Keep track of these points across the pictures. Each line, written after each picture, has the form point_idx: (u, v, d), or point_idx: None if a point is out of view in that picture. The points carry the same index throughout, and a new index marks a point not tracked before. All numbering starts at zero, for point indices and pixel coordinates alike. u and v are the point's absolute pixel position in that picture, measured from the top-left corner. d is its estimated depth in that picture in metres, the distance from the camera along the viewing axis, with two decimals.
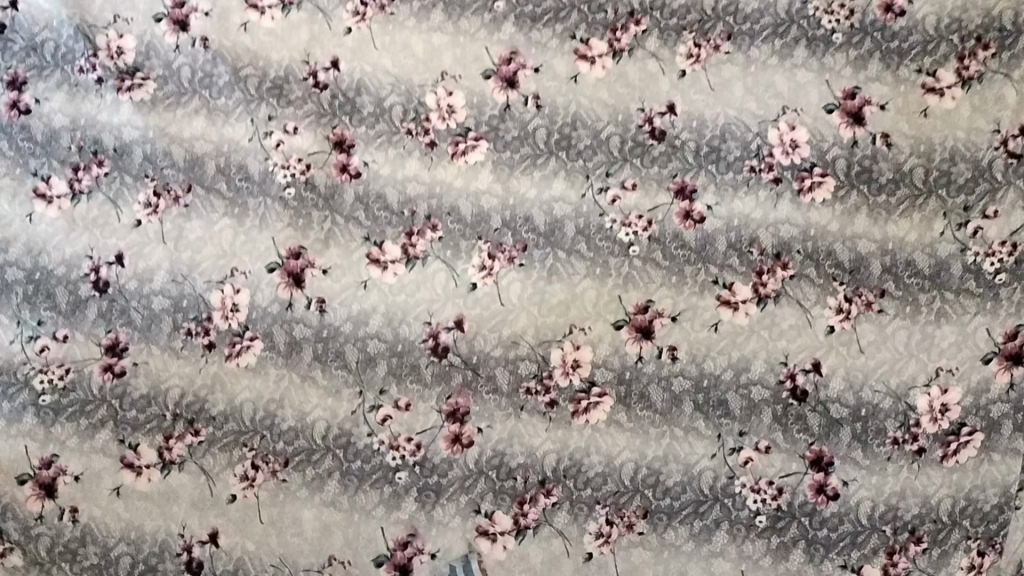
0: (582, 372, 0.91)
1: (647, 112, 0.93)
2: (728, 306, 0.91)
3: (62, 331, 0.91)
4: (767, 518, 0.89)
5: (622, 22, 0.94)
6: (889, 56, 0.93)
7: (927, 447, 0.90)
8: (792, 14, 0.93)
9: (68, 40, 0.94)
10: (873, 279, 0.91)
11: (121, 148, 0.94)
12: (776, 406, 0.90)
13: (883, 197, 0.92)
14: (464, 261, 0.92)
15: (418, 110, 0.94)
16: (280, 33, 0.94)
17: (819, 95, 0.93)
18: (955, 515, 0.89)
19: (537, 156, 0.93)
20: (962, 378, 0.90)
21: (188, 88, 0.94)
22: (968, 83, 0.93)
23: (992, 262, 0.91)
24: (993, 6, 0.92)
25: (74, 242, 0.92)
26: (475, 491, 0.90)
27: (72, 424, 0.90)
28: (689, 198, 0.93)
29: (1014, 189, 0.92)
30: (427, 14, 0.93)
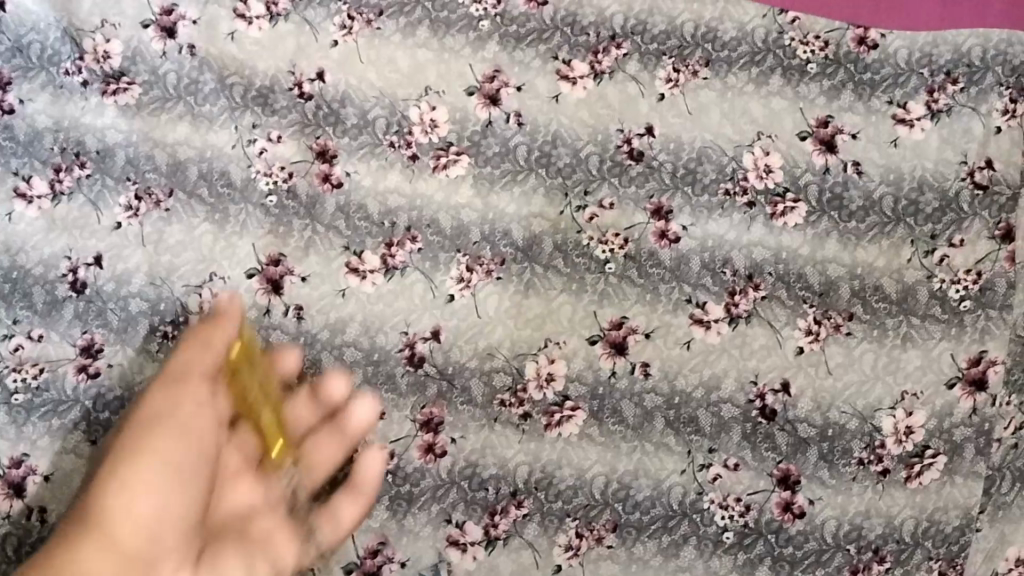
0: (556, 386, 0.92)
1: (626, 133, 0.96)
2: (701, 324, 0.93)
3: (37, 330, 0.91)
4: (734, 534, 0.90)
5: (604, 45, 0.97)
6: (861, 87, 0.97)
7: (891, 467, 0.91)
8: (769, 43, 0.97)
9: (55, 42, 0.95)
10: (842, 302, 0.94)
11: (103, 150, 0.94)
12: (745, 423, 0.91)
13: (853, 223, 0.95)
14: (442, 273, 0.93)
15: (402, 124, 0.95)
16: (267, 43, 0.96)
17: (792, 122, 0.96)
18: (918, 536, 0.91)
19: (518, 172, 0.95)
20: (926, 402, 0.92)
21: (173, 94, 0.95)
22: (937, 115, 0.97)
23: (957, 290, 0.94)
24: (961, 43, 0.98)
25: (53, 242, 0.92)
26: (447, 501, 0.90)
27: (44, 423, 0.89)
28: (665, 218, 0.95)
29: (980, 220, 0.95)
30: (413, 31, 0.97)
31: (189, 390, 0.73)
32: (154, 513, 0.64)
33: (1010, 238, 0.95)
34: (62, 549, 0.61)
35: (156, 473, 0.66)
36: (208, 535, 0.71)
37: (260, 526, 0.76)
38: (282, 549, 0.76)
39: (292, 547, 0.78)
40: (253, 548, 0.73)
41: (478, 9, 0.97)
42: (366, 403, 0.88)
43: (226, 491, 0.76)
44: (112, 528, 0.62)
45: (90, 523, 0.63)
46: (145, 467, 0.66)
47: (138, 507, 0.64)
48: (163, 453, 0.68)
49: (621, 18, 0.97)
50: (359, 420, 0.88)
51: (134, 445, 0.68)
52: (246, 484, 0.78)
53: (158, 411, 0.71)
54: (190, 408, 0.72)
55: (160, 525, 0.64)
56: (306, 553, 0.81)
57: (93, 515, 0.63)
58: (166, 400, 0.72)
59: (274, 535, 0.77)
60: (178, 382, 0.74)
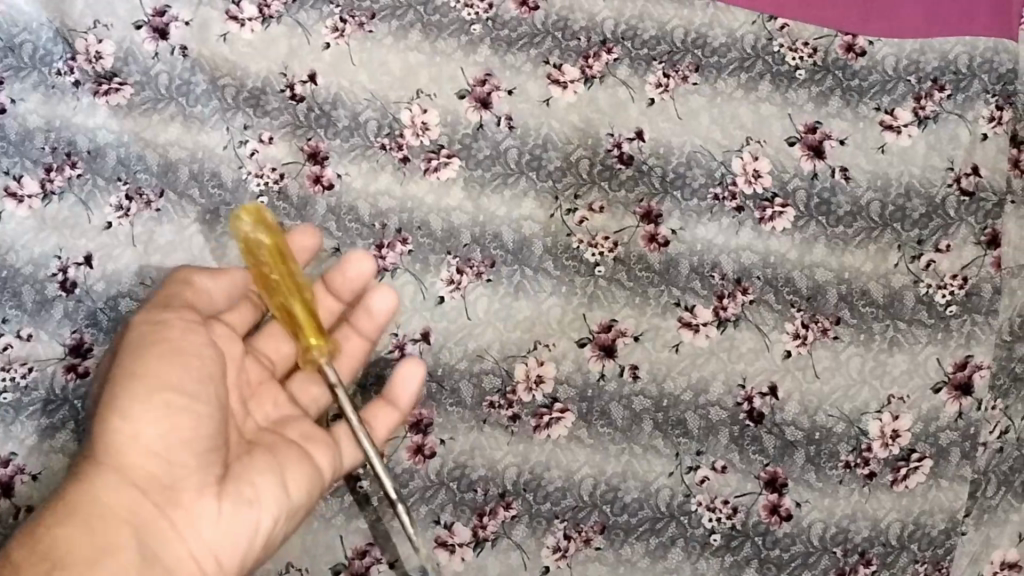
0: (545, 388, 0.92)
1: (616, 137, 0.96)
2: (689, 328, 0.93)
3: (26, 329, 0.91)
4: (721, 537, 0.90)
5: (595, 50, 0.98)
6: (848, 93, 0.98)
7: (877, 471, 0.92)
8: (758, 50, 0.98)
9: (47, 43, 0.95)
10: (829, 306, 0.94)
11: (95, 150, 0.94)
12: (733, 426, 0.92)
13: (840, 228, 0.96)
14: (433, 275, 0.94)
15: (393, 126, 0.96)
16: (259, 45, 0.96)
17: (781, 128, 0.97)
18: (904, 539, 0.91)
19: (508, 175, 0.96)
20: (912, 406, 0.93)
21: (165, 95, 0.95)
22: (924, 122, 0.98)
23: (943, 294, 0.95)
24: (948, 50, 0.99)
25: (43, 242, 0.92)
26: (435, 502, 0.89)
27: (33, 422, 0.89)
28: (654, 222, 0.95)
29: (966, 226, 0.96)
30: (406, 34, 0.97)
31: (182, 316, 0.72)
32: (162, 442, 0.67)
33: (996, 244, 0.96)
34: (79, 479, 0.66)
35: (164, 405, 0.67)
36: (238, 446, 0.74)
37: (295, 428, 0.78)
38: (315, 449, 0.77)
39: (328, 445, 0.78)
40: (284, 450, 0.75)
41: (470, 14, 0.98)
42: (382, 291, 0.84)
43: (255, 404, 0.78)
44: (124, 458, 0.67)
45: (106, 450, 0.67)
46: (142, 401, 0.67)
47: (147, 436, 0.67)
48: (170, 385, 0.68)
49: (612, 24, 0.98)
50: (380, 316, 0.84)
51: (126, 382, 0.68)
52: (275, 392, 0.80)
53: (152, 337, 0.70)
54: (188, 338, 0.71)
55: (172, 452, 0.67)
56: (348, 449, 0.80)
57: (105, 442, 0.67)
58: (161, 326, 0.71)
59: (307, 435, 0.77)
60: (172, 311, 0.73)
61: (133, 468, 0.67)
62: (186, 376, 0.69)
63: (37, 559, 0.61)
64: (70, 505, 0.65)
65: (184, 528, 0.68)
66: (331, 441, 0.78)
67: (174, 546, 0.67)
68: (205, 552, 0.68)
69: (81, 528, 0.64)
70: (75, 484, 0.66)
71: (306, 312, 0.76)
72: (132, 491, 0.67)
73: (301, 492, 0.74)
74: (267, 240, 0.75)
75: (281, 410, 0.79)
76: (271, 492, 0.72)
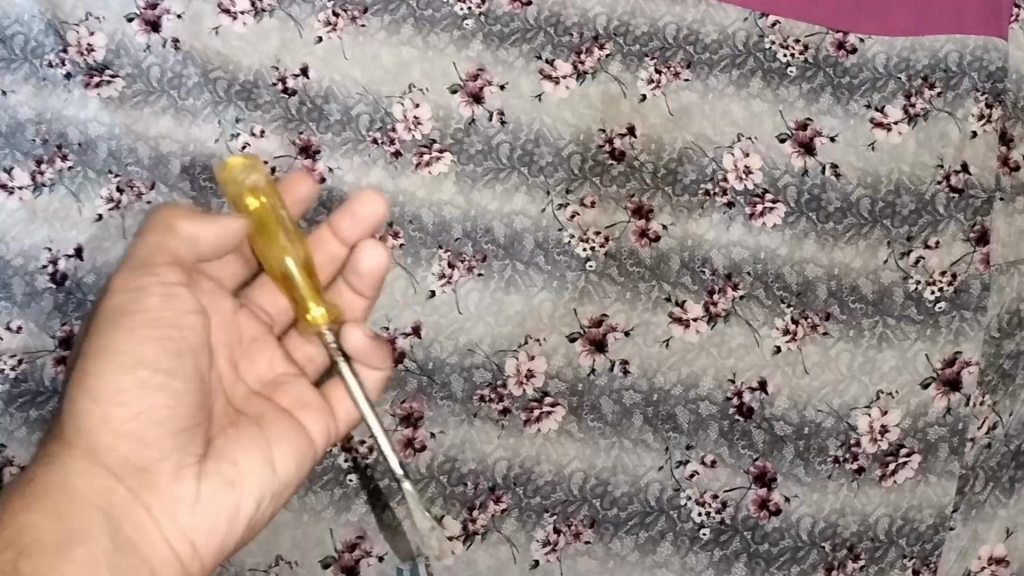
0: (536, 382, 0.92)
1: (607, 133, 0.97)
2: (680, 323, 0.93)
3: (16, 321, 0.91)
4: (710, 531, 0.91)
5: (587, 46, 0.98)
6: (839, 91, 0.99)
7: (866, 466, 0.92)
8: (749, 46, 0.99)
9: (39, 34, 0.95)
10: (819, 302, 0.95)
11: (86, 143, 0.94)
12: (723, 421, 0.92)
13: (830, 224, 0.96)
14: (424, 269, 0.94)
15: (385, 120, 0.96)
16: (251, 38, 0.96)
17: (772, 124, 0.98)
18: (892, 533, 0.92)
19: (500, 170, 0.96)
20: (901, 402, 0.93)
21: (157, 88, 0.95)
22: (915, 119, 0.98)
23: (932, 291, 0.95)
24: (939, 48, 1.00)
25: (34, 234, 0.92)
26: (425, 495, 0.90)
27: (22, 414, 0.89)
28: (645, 217, 0.95)
29: (955, 223, 0.97)
30: (398, 28, 0.97)
31: (164, 279, 0.70)
32: (134, 421, 0.67)
33: (984, 241, 0.96)
34: (51, 461, 0.67)
35: (136, 382, 0.67)
36: (224, 419, 0.74)
37: (286, 395, 0.77)
38: (305, 420, 0.76)
39: (320, 412, 0.77)
40: (271, 423, 0.74)
41: (462, 9, 0.98)
42: (370, 248, 0.80)
43: (246, 364, 0.78)
44: (97, 438, 0.67)
45: (79, 430, 0.67)
46: (114, 378, 0.67)
47: (118, 415, 0.67)
48: (145, 360, 0.68)
49: (604, 20, 0.98)
50: (371, 273, 0.80)
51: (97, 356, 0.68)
52: (269, 349, 0.79)
53: (125, 308, 0.69)
54: (161, 307, 0.69)
55: (145, 431, 0.67)
56: (343, 410, 0.80)
57: (79, 421, 0.67)
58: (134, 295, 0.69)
59: (297, 402, 0.77)
60: (152, 273, 0.70)
61: (107, 451, 0.67)
62: (158, 350, 0.68)
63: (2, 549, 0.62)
64: (42, 489, 0.66)
65: (158, 512, 0.68)
66: (321, 405, 0.78)
67: (149, 529, 0.67)
68: (181, 536, 0.68)
69: (50, 515, 0.65)
70: (49, 466, 0.67)
71: (306, 277, 0.75)
72: (104, 474, 0.67)
73: (288, 467, 0.74)
74: (269, 211, 0.74)
75: (273, 370, 0.79)
76: (253, 469, 0.71)
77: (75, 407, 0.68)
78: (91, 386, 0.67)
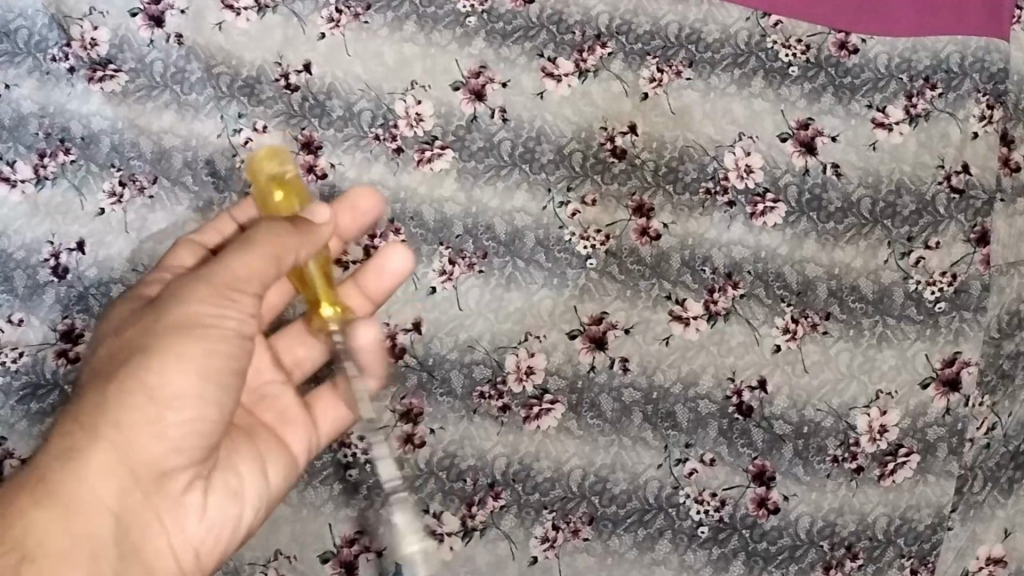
0: (536, 379, 0.92)
1: (609, 131, 0.97)
2: (680, 321, 0.94)
3: (18, 314, 0.91)
4: (709, 529, 0.91)
5: (589, 44, 0.98)
6: (841, 91, 0.99)
7: (865, 465, 0.92)
8: (751, 46, 0.99)
9: (43, 29, 0.95)
10: (819, 302, 0.95)
11: (88, 137, 0.94)
12: (722, 419, 0.92)
13: (831, 224, 0.96)
14: (425, 266, 0.94)
15: (387, 117, 0.96)
16: (254, 34, 0.97)
17: (773, 124, 0.98)
18: (891, 533, 0.92)
19: (502, 167, 0.96)
20: (900, 402, 0.93)
21: (159, 82, 0.95)
22: (916, 120, 0.98)
23: (933, 291, 0.95)
24: (940, 49, 1.00)
25: (36, 227, 0.93)
26: (424, 491, 0.90)
27: (22, 407, 0.89)
28: (646, 215, 0.96)
29: (956, 223, 0.97)
30: (401, 26, 0.98)
31: (247, 302, 0.68)
32: (176, 430, 0.65)
33: (985, 241, 0.97)
34: (74, 455, 0.62)
35: (192, 395, 0.65)
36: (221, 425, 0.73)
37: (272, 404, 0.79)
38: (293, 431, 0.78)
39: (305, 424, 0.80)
40: (262, 435, 0.76)
41: (465, 6, 0.98)
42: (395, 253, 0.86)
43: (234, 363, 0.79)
44: (135, 441, 0.63)
45: (115, 428, 0.63)
46: (170, 385, 0.64)
47: (163, 421, 0.64)
48: (196, 374, 0.65)
49: (606, 19, 0.99)
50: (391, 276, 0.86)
51: (157, 358, 0.64)
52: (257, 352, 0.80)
53: (200, 318, 0.66)
54: (237, 327, 0.67)
55: (178, 444, 0.66)
56: (326, 421, 0.82)
57: (118, 418, 0.63)
58: (214, 309, 0.66)
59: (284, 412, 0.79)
60: (238, 293, 0.67)
61: (139, 456, 0.64)
62: (222, 368, 0.67)
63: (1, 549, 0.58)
64: (64, 485, 0.61)
65: (168, 520, 0.67)
66: (306, 420, 0.80)
67: (156, 536, 0.66)
68: (183, 545, 0.68)
69: (70, 518, 0.61)
70: (65, 459, 0.62)
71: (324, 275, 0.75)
72: (130, 479, 0.64)
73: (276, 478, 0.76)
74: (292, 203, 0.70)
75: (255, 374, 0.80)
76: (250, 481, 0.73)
77: (113, 403, 0.63)
78: (141, 386, 0.64)
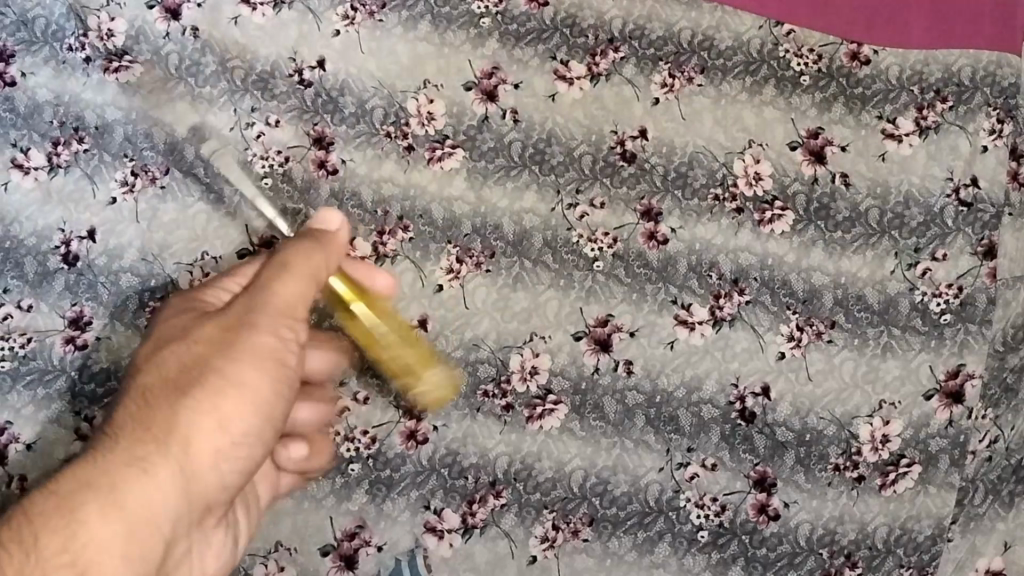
0: (540, 379, 0.92)
1: (619, 135, 0.97)
2: (685, 325, 0.94)
3: (27, 300, 0.92)
4: (709, 533, 0.91)
5: (602, 48, 0.99)
6: (852, 101, 0.99)
7: (866, 475, 0.92)
8: (764, 54, 0.99)
9: (59, 18, 0.96)
10: (825, 310, 0.95)
11: (102, 127, 0.95)
12: (725, 425, 0.92)
13: (839, 233, 0.97)
14: (432, 263, 0.94)
15: (399, 115, 0.97)
16: (269, 29, 0.97)
17: (784, 132, 0.98)
18: (890, 543, 0.92)
19: (511, 168, 0.96)
20: (903, 412, 0.93)
21: (174, 75, 0.96)
22: (926, 132, 0.99)
23: (938, 302, 0.96)
24: (952, 62, 1.00)
25: (48, 214, 0.93)
26: (425, 487, 0.90)
27: (29, 392, 0.90)
28: (654, 220, 0.96)
29: (963, 235, 0.97)
30: (415, 24, 0.98)
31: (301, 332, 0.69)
32: (224, 464, 0.65)
33: (992, 255, 0.97)
34: (142, 469, 0.60)
35: (253, 432, 0.66)
36: None
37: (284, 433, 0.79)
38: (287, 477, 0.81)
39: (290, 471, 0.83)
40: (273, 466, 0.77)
41: (480, 7, 0.99)
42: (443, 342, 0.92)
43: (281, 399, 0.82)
44: (197, 468, 0.63)
45: (184, 451, 0.62)
46: (238, 420, 0.65)
47: (224, 455, 0.65)
48: (262, 414, 0.67)
49: (620, 23, 0.99)
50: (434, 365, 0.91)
51: (240, 389, 0.65)
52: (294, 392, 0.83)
53: (274, 350, 0.67)
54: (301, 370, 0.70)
55: (229, 477, 0.66)
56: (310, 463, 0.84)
57: (188, 438, 0.62)
58: (282, 343, 0.68)
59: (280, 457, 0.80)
60: (295, 320, 0.69)
61: (197, 484, 0.64)
62: (281, 412, 0.69)
63: (61, 554, 0.55)
64: (133, 500, 0.59)
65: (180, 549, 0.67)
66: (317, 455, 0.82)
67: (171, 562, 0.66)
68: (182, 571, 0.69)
69: (134, 539, 0.58)
70: (137, 475, 0.60)
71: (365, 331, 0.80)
72: (183, 508, 0.63)
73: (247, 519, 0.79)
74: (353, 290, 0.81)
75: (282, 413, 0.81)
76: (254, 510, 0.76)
77: (191, 424, 0.63)
78: (216, 414, 0.64)
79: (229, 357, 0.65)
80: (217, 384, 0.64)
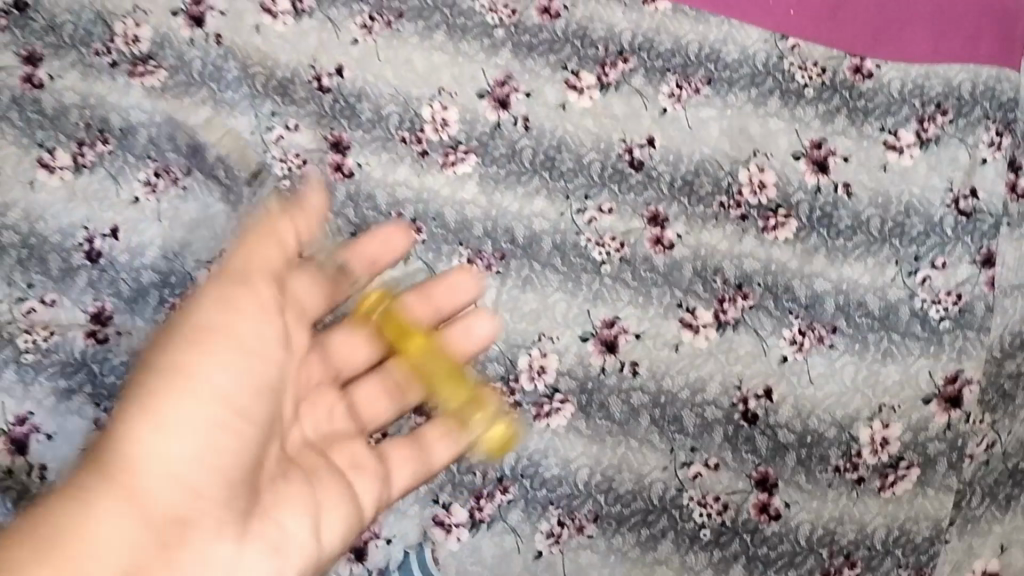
0: (547, 378, 0.95)
1: (627, 143, 1.01)
2: (689, 328, 0.96)
3: (50, 295, 0.94)
4: (711, 532, 0.92)
5: (611, 59, 1.03)
6: (854, 113, 1.03)
7: (865, 476, 0.93)
8: (768, 67, 1.04)
9: (87, 24, 1.01)
10: (826, 316, 0.97)
11: (127, 128, 0.99)
12: (728, 425, 0.94)
13: (840, 241, 0.99)
14: (444, 264, 0.97)
15: (414, 121, 1.01)
16: (291, 38, 1.02)
17: (787, 142, 1.02)
18: (889, 544, 0.92)
19: (522, 174, 0.99)
20: (903, 415, 0.95)
21: (197, 80, 1.01)
22: (926, 144, 1.02)
23: (938, 309, 0.98)
24: (952, 77, 1.04)
25: (72, 212, 0.96)
26: (434, 483, 0.92)
27: (50, 384, 0.91)
28: (661, 225, 0.99)
29: (962, 245, 0.99)
30: (431, 35, 1.03)
31: (251, 303, 0.76)
32: (192, 456, 0.70)
33: (991, 263, 0.99)
34: (82, 488, 0.67)
35: (200, 414, 0.71)
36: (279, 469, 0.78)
37: (342, 453, 0.84)
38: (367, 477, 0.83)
39: (373, 473, 0.84)
40: (321, 479, 0.79)
41: (494, 19, 1.04)
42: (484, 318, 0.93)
43: (312, 411, 0.85)
44: (140, 468, 0.69)
45: (119, 462, 0.69)
46: (176, 404, 0.71)
47: (174, 443, 0.70)
48: (209, 383, 0.72)
49: (629, 35, 1.04)
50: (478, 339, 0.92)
51: (176, 374, 0.72)
52: (331, 402, 0.87)
53: (212, 325, 0.74)
54: (243, 334, 0.75)
55: (197, 471, 0.70)
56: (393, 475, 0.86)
57: (124, 449, 0.69)
58: (218, 317, 0.75)
59: (352, 462, 0.83)
60: (237, 296, 0.76)
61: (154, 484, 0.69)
62: (224, 383, 0.73)
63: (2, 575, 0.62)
64: (78, 516, 0.65)
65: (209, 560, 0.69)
66: (380, 472, 0.85)
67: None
68: None
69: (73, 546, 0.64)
70: (80, 486, 0.67)
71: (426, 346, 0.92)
72: (141, 518, 0.68)
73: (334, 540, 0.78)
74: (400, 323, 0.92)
75: (327, 424, 0.85)
76: (297, 533, 0.75)
77: (125, 426, 0.70)
78: (146, 409, 0.70)
79: (168, 350, 0.73)
80: (154, 380, 0.71)
